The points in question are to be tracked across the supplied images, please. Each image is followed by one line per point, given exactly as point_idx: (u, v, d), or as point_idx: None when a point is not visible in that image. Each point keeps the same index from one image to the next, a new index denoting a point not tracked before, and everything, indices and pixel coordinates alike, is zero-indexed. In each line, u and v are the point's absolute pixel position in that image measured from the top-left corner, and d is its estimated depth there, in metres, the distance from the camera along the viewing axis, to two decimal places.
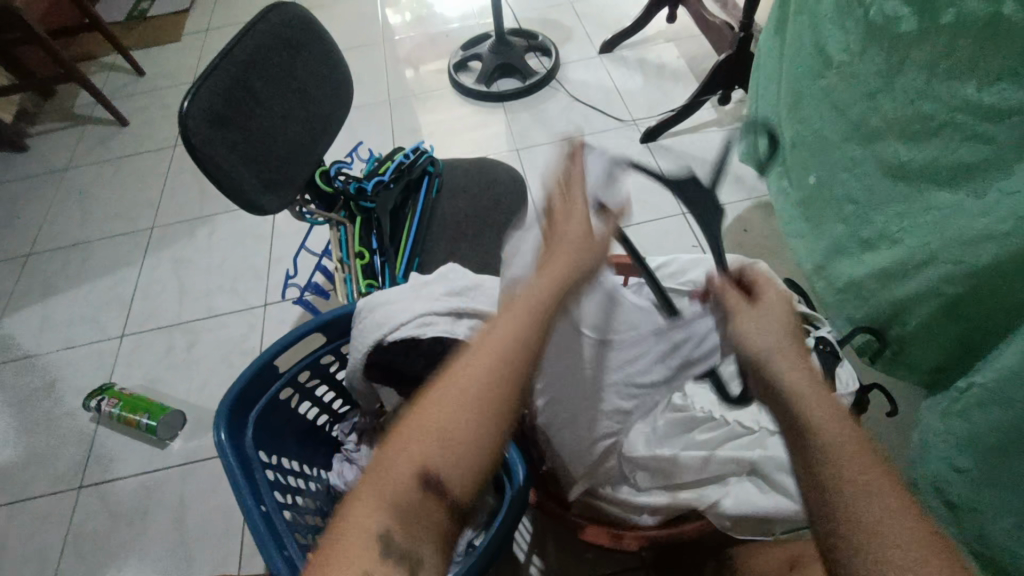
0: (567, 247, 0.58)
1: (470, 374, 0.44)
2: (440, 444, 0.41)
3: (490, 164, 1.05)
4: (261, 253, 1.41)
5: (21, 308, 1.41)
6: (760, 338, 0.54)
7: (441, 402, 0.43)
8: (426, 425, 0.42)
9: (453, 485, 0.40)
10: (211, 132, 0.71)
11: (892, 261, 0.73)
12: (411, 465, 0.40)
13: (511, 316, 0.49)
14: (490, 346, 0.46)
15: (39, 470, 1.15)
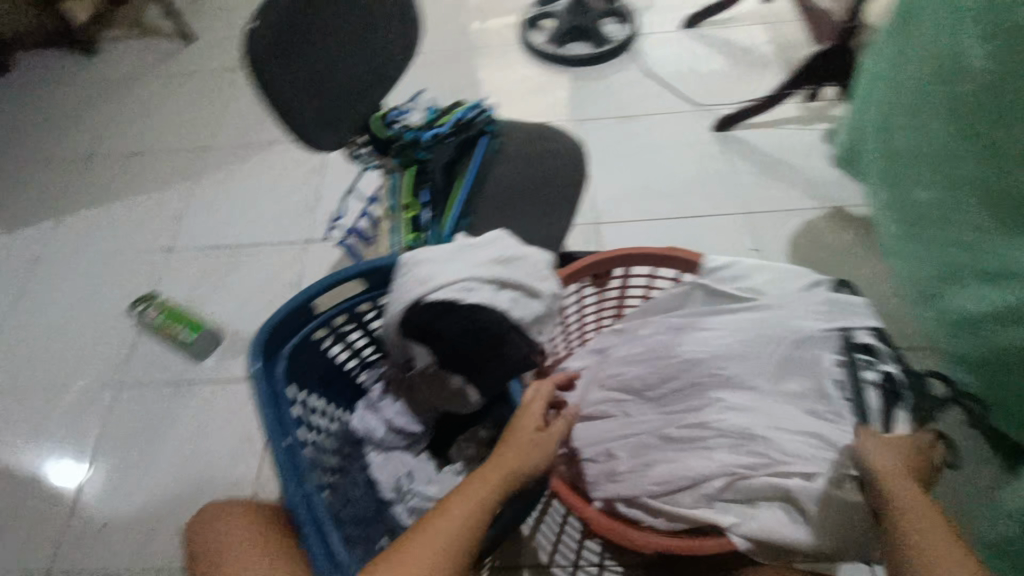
0: (521, 440, 0.64)
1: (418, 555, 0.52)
2: None
3: (553, 131, 1.00)
4: (309, 188, 1.41)
5: (80, 209, 1.46)
6: (877, 458, 0.59)
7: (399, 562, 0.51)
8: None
9: None
10: (275, 57, 0.68)
11: (1011, 302, 0.65)
12: None
13: (465, 495, 0.57)
14: (442, 525, 0.54)
15: (83, 364, 1.22)
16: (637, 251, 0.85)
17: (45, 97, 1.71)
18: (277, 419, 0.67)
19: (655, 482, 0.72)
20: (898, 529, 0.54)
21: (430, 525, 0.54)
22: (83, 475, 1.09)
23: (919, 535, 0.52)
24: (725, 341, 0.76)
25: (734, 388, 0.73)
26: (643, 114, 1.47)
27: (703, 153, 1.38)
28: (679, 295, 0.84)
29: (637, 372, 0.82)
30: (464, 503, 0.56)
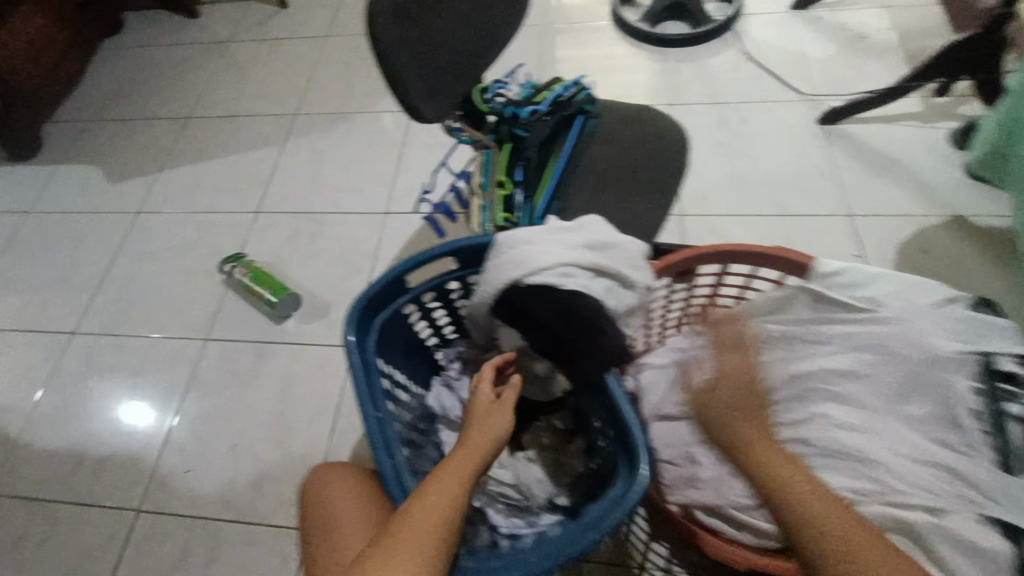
0: (478, 416, 0.66)
1: (400, 556, 0.49)
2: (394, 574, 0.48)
3: (653, 113, 0.95)
4: (391, 160, 1.43)
5: (178, 167, 1.54)
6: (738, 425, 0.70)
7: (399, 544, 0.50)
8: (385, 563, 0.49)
9: None
10: (390, 31, 0.67)
11: None
12: None
13: (437, 490, 0.56)
14: (420, 521, 0.52)
15: (178, 313, 1.30)
16: (740, 249, 0.79)
17: (149, 58, 1.80)
18: (370, 391, 0.68)
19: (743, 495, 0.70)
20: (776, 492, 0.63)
21: (407, 527, 0.52)
22: (174, 418, 1.17)
23: (792, 488, 0.61)
24: (834, 361, 0.72)
25: (837, 413, 0.69)
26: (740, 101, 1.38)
27: (805, 147, 1.28)
28: (778, 299, 0.77)
29: (735, 381, 0.80)
30: (438, 496, 0.55)
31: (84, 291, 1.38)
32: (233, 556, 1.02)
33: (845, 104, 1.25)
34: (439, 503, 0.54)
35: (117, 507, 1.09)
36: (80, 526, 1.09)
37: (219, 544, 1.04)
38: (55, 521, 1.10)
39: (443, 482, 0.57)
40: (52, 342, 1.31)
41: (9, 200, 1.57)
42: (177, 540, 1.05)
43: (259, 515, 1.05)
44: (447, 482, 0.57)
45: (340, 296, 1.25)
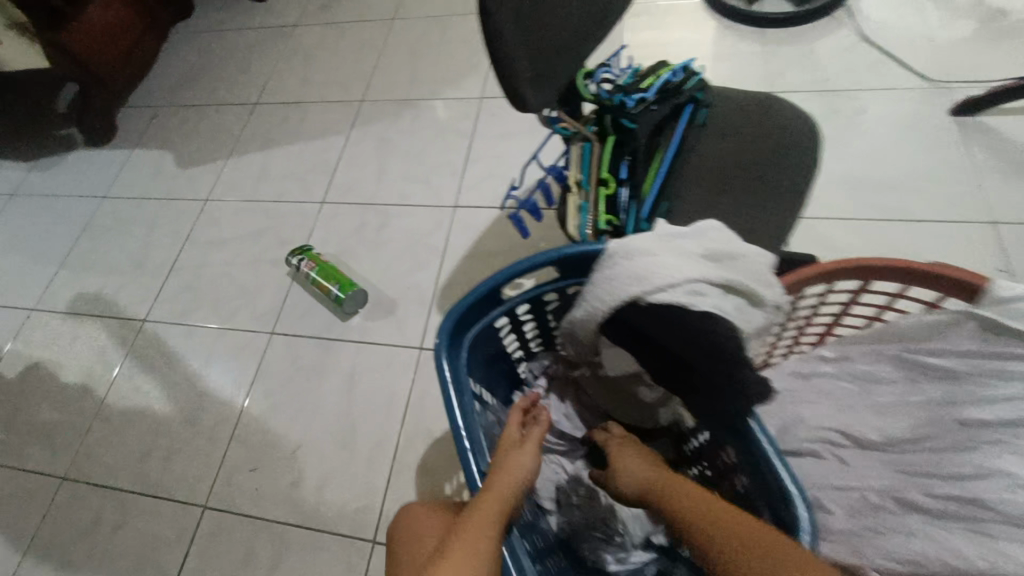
0: (504, 453, 0.64)
1: None
2: None
3: (774, 101, 0.82)
4: (461, 151, 1.35)
5: (245, 155, 1.52)
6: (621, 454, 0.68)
7: None
8: None
9: None
10: (502, 5, 0.58)
11: None
12: None
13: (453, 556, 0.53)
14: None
15: (244, 304, 1.28)
16: (892, 264, 0.68)
17: (219, 42, 1.78)
18: (464, 415, 0.63)
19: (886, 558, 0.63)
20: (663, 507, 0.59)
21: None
22: (246, 399, 1.16)
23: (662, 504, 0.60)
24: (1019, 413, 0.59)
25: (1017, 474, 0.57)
26: (855, 90, 1.22)
27: (934, 143, 1.12)
28: (935, 324, 0.69)
29: (881, 426, 0.72)
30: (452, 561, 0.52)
31: (155, 278, 1.38)
32: (297, 563, 0.99)
33: (987, 94, 1.08)
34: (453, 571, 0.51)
35: (185, 502, 1.08)
36: (149, 517, 1.08)
37: (283, 549, 1.00)
38: (127, 510, 1.10)
39: (460, 547, 0.54)
40: (125, 329, 1.32)
41: (86, 185, 1.60)
42: (242, 540, 1.03)
43: (324, 521, 1.01)
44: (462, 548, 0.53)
45: (407, 294, 1.19)
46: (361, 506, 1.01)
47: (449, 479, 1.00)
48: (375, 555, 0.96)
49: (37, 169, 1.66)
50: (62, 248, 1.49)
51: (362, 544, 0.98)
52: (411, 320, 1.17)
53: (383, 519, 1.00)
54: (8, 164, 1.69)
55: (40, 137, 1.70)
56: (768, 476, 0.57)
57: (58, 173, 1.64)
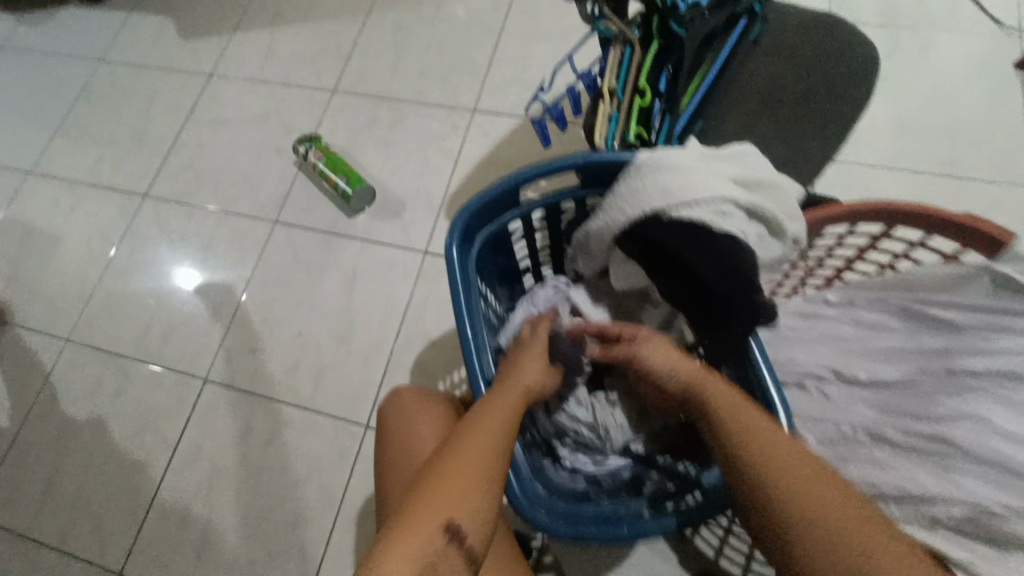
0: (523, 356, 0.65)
1: (456, 483, 0.48)
2: (458, 502, 0.47)
3: (834, 24, 0.76)
4: (485, 48, 1.26)
5: (252, 29, 1.42)
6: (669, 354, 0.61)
7: (456, 473, 0.49)
8: (445, 489, 0.48)
9: (470, 535, 0.47)
10: None
11: None
12: (436, 520, 0.46)
13: (484, 432, 0.53)
14: (465, 461, 0.50)
15: (247, 190, 1.25)
16: (920, 211, 0.67)
17: None
18: (469, 308, 0.63)
19: (849, 481, 0.69)
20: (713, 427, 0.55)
21: (457, 473, 0.49)
22: (244, 295, 1.16)
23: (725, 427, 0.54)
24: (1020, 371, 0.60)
25: (990, 423, 0.60)
26: (915, 25, 1.13)
27: (989, 94, 1.06)
28: (953, 278, 0.68)
29: (873, 367, 0.74)
30: (482, 440, 0.53)
31: (155, 153, 1.33)
32: (292, 440, 1.04)
33: None
34: (488, 453, 0.52)
35: (186, 374, 1.12)
36: (151, 386, 1.12)
37: (279, 426, 1.05)
38: (129, 377, 1.14)
39: (487, 429, 0.54)
40: (125, 203, 1.29)
41: (81, 46, 1.50)
42: (240, 415, 1.07)
43: (319, 406, 1.05)
44: (492, 422, 0.55)
45: (416, 196, 1.17)
46: (355, 395, 1.05)
47: (444, 379, 1.03)
48: (367, 440, 1.01)
49: (26, 24, 1.55)
50: (55, 114, 1.42)
51: (355, 430, 1.03)
52: (417, 222, 1.15)
53: (376, 408, 1.04)
54: None
55: None
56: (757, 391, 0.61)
57: (49, 30, 1.53)
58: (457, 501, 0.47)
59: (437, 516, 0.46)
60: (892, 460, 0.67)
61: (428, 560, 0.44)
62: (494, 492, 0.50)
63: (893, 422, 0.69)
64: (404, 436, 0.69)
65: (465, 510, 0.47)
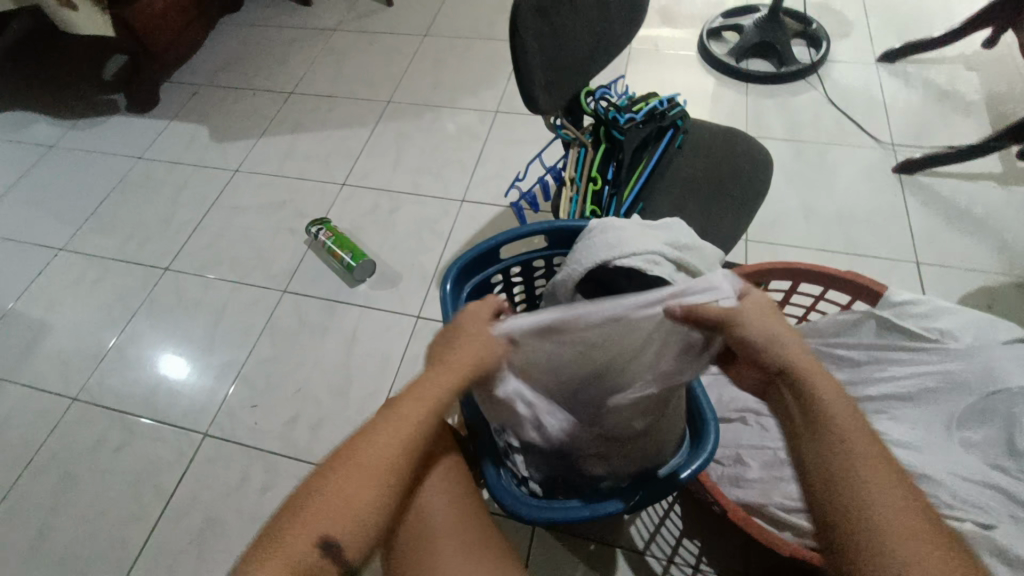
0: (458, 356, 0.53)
1: (342, 492, 0.46)
2: (337, 516, 0.46)
3: (740, 135, 1.00)
4: (473, 152, 1.52)
5: (276, 135, 1.68)
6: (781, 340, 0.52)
7: (343, 481, 0.47)
8: (326, 501, 0.46)
9: (347, 552, 0.45)
10: (530, 29, 0.79)
11: None
12: (311, 536, 0.45)
13: (385, 437, 0.49)
14: (357, 477, 0.47)
15: (260, 265, 1.41)
16: (818, 270, 0.86)
17: (262, 36, 1.98)
18: None
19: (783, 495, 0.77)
20: (821, 434, 0.49)
21: (342, 484, 0.47)
22: (233, 383, 1.23)
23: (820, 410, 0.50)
24: (906, 398, 0.77)
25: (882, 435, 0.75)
26: (814, 139, 1.43)
27: (878, 192, 1.32)
28: (848, 322, 0.84)
29: None
30: (390, 449, 0.48)
31: (180, 234, 1.50)
32: (285, 491, 1.09)
33: (923, 155, 1.30)
34: (383, 460, 0.48)
35: (186, 430, 1.18)
36: (151, 441, 1.18)
37: (273, 477, 1.11)
38: (131, 432, 1.19)
39: (385, 438, 0.49)
40: (147, 276, 1.43)
41: (122, 147, 1.73)
42: (237, 467, 1.13)
43: (314, 457, 1.12)
44: (402, 430, 0.49)
45: (411, 269, 1.34)
46: None
47: None
48: None
49: (74, 130, 1.79)
50: (92, 202, 1.61)
51: None
52: (411, 292, 1.31)
53: None
54: (46, 121, 1.81)
55: (87, 101, 1.85)
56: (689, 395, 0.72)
57: (95, 133, 1.77)
58: (342, 517, 0.46)
59: (312, 531, 0.45)
60: None
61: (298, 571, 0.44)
62: (379, 511, 0.47)
63: None
64: None
65: (346, 527, 0.46)
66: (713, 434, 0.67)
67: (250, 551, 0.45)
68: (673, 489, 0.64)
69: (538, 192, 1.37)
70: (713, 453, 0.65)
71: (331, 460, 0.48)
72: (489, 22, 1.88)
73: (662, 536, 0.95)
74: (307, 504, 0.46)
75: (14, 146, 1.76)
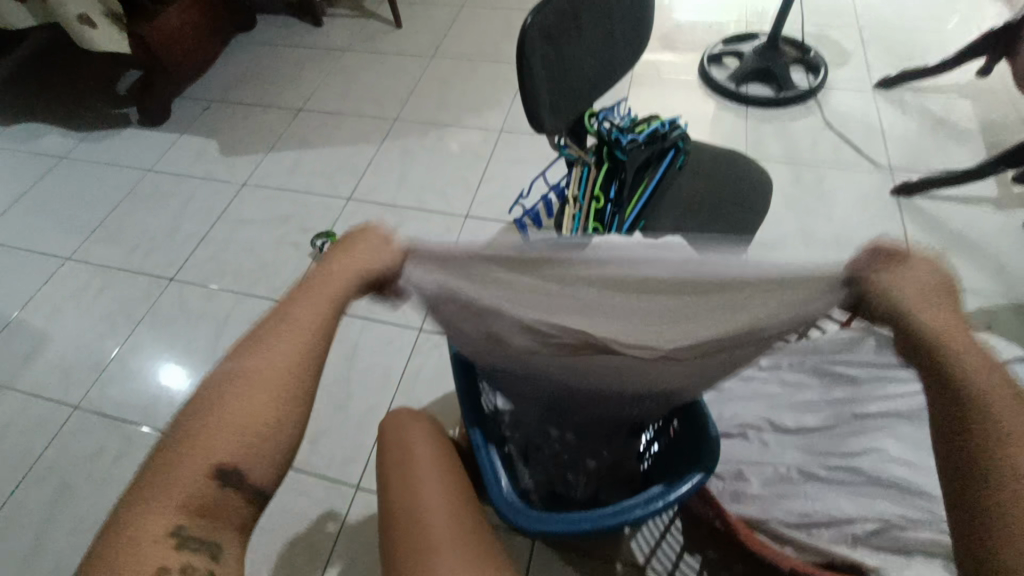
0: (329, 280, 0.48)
1: (229, 418, 0.42)
2: (233, 440, 0.42)
3: (740, 156, 1.03)
4: (477, 169, 1.55)
5: (285, 150, 1.71)
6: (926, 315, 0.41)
7: (230, 407, 0.42)
8: (211, 429, 0.42)
9: (248, 480, 0.41)
10: (536, 53, 0.82)
11: None
12: (200, 466, 0.41)
13: (272, 354, 0.45)
14: (251, 404, 0.42)
15: (265, 277, 1.42)
16: None
17: (273, 55, 2.03)
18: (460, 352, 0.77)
19: (782, 513, 0.77)
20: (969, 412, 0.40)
21: (228, 411, 0.42)
22: None
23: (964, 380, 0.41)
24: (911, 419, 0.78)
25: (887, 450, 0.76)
26: (812, 163, 1.46)
27: (876, 214, 1.34)
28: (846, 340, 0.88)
29: (799, 416, 0.85)
30: (278, 365, 0.44)
31: (186, 245, 1.52)
32: (282, 501, 1.08)
33: (919, 179, 1.33)
34: (274, 379, 0.44)
35: None
36: None
37: None
38: (130, 442, 1.19)
39: (271, 358, 0.44)
40: (152, 286, 1.44)
41: (131, 160, 1.76)
42: None
43: (311, 468, 1.11)
44: (290, 343, 0.45)
45: None
46: (347, 456, 1.12)
47: None
48: (357, 501, 1.07)
49: (85, 143, 1.82)
50: (100, 213, 1.63)
51: (345, 492, 1.08)
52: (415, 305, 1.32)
53: (366, 471, 1.11)
54: (57, 134, 1.85)
55: (99, 115, 1.89)
56: (692, 411, 0.72)
57: (105, 147, 1.80)
58: (245, 427, 0.42)
59: (202, 462, 0.41)
60: (826, 496, 0.76)
61: (193, 504, 0.40)
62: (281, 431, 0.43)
63: (817, 454, 0.81)
64: (395, 443, 0.74)
65: (244, 453, 0.42)
66: (712, 447, 0.66)
67: (128, 501, 0.40)
68: (674, 503, 0.64)
69: (542, 209, 1.39)
70: (712, 467, 0.65)
71: (213, 388, 0.44)
72: (495, 46, 1.93)
73: (663, 551, 0.95)
74: (191, 434, 0.42)
75: (25, 158, 1.79)
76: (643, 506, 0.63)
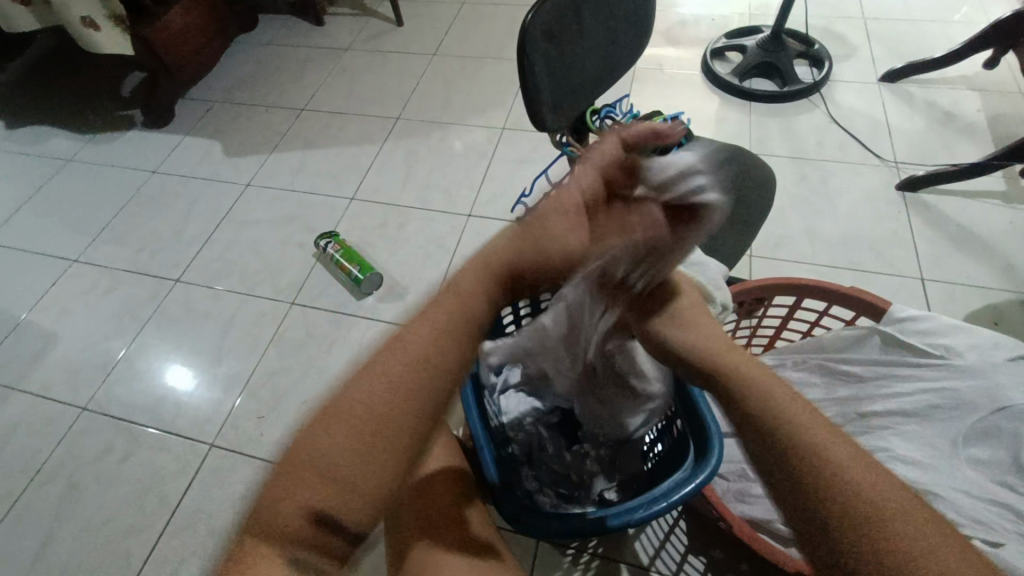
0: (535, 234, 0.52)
1: (361, 417, 0.42)
2: (357, 446, 0.42)
3: (743, 153, 1.02)
4: (479, 168, 1.55)
5: (288, 151, 1.71)
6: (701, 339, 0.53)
7: (357, 405, 0.43)
8: (340, 432, 0.42)
9: (368, 487, 0.41)
10: (538, 51, 0.81)
11: None
12: (324, 476, 0.40)
13: (414, 341, 0.46)
14: (375, 394, 0.44)
15: (269, 278, 1.43)
16: (793, 282, 0.86)
17: (276, 55, 2.03)
18: None
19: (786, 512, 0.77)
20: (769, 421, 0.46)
21: (366, 408, 0.43)
22: (239, 394, 1.24)
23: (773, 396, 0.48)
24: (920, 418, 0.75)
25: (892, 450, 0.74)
26: (816, 158, 1.45)
27: (881, 210, 1.33)
28: (850, 338, 0.86)
29: None
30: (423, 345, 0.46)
31: (191, 246, 1.53)
32: None
33: (925, 174, 1.32)
34: (418, 365, 0.45)
35: (192, 440, 1.19)
36: (158, 451, 1.19)
37: None
38: (139, 442, 1.20)
39: (415, 338, 0.46)
40: (158, 287, 1.46)
41: (137, 162, 1.77)
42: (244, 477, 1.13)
43: None
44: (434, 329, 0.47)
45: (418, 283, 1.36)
46: None
47: None
48: None
49: (91, 145, 1.83)
50: (106, 215, 1.64)
51: None
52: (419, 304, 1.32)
53: None
54: (64, 136, 1.86)
55: (104, 117, 1.90)
56: (694, 411, 0.72)
57: (111, 148, 1.82)
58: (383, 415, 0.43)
59: (321, 469, 0.41)
60: None
61: (314, 512, 0.40)
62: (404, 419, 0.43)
63: None
64: None
65: (376, 463, 0.41)
66: (716, 448, 0.66)
67: (248, 523, 0.42)
68: (677, 503, 0.64)
69: None
70: (716, 468, 0.65)
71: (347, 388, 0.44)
72: (498, 44, 1.92)
73: (668, 551, 0.95)
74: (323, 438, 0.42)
75: (32, 160, 1.80)
76: (646, 507, 0.63)
